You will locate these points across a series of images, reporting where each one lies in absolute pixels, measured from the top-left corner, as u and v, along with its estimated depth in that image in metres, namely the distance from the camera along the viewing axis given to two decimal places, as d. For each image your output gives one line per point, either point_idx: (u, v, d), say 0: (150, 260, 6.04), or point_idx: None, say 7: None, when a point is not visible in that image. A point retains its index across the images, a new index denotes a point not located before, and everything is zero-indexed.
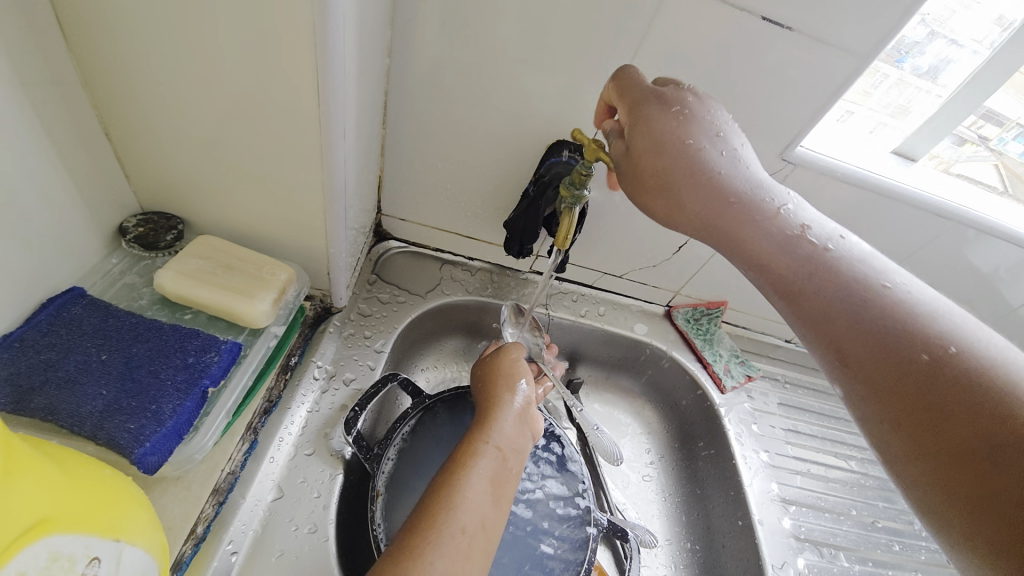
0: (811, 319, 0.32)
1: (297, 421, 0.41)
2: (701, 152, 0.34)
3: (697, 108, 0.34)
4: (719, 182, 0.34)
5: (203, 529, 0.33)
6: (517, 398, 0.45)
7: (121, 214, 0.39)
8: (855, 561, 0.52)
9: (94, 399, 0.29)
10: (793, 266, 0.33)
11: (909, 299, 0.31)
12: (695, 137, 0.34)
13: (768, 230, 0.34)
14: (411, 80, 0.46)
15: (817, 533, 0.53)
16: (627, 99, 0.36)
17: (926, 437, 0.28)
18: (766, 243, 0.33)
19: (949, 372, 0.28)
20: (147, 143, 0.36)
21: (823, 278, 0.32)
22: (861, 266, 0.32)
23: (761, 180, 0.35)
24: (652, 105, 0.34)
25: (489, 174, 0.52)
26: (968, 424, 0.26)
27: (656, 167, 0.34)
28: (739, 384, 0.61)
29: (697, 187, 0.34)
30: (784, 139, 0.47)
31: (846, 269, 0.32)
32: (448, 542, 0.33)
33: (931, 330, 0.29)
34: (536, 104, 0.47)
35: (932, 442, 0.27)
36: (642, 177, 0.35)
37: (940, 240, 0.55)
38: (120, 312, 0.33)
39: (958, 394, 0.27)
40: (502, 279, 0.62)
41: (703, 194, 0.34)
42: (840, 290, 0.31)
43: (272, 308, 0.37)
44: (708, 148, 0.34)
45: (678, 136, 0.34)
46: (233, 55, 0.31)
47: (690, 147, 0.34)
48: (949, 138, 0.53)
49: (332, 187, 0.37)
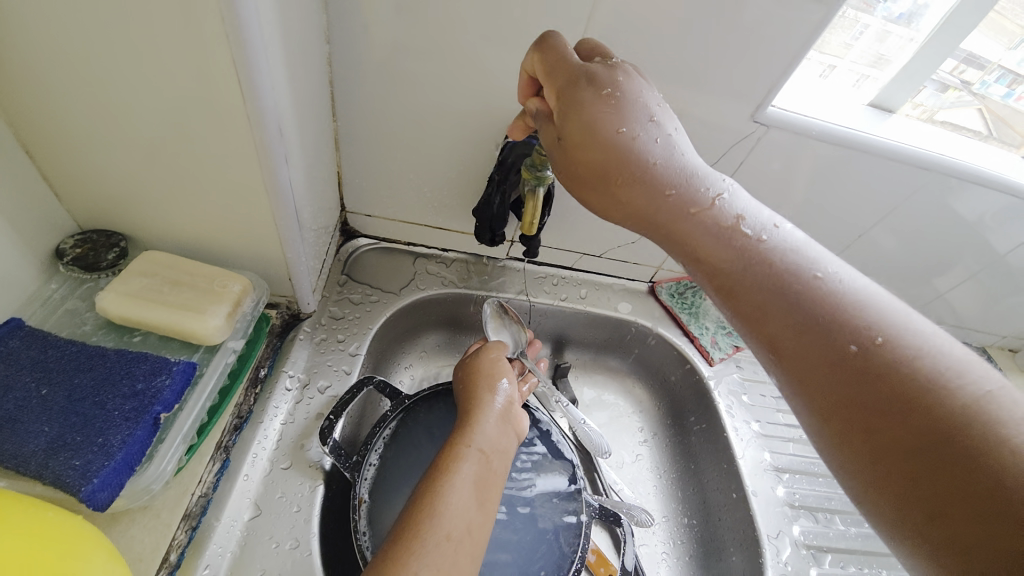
0: (747, 314, 0.31)
1: (271, 434, 0.40)
2: (633, 139, 0.31)
3: (629, 89, 0.31)
4: (652, 175, 0.31)
5: (177, 556, 0.32)
6: (497, 397, 0.44)
7: (57, 235, 0.37)
8: (851, 524, 0.52)
9: (36, 437, 0.27)
10: (729, 258, 0.31)
11: (840, 291, 0.29)
12: (627, 125, 0.31)
13: (699, 225, 0.32)
14: (358, 68, 0.43)
15: (811, 499, 0.52)
16: (552, 83, 0.32)
17: (860, 429, 0.26)
18: (702, 236, 0.31)
19: (874, 364, 0.26)
20: (73, 159, 0.34)
21: (761, 275, 0.30)
22: (790, 259, 0.30)
23: (697, 168, 0.32)
24: (583, 87, 0.31)
25: (452, 162, 0.50)
26: (896, 413, 0.25)
27: (592, 159, 0.31)
28: (727, 355, 0.60)
29: (631, 181, 0.32)
30: (755, 101, 0.45)
31: (779, 258, 0.30)
32: (432, 550, 0.32)
33: (862, 318, 0.28)
34: (493, 84, 0.44)
35: (865, 433, 0.26)
36: (578, 170, 0.32)
37: (923, 193, 0.53)
38: (60, 342, 0.31)
39: (884, 382, 0.26)
40: (479, 268, 0.60)
41: (639, 190, 0.31)
42: (777, 290, 0.29)
43: (228, 321, 0.36)
44: (640, 134, 0.31)
45: (608, 125, 0.31)
46: (142, 54, 0.28)
47: (620, 137, 0.31)
48: (931, 85, 0.51)
49: (278, 190, 0.35)
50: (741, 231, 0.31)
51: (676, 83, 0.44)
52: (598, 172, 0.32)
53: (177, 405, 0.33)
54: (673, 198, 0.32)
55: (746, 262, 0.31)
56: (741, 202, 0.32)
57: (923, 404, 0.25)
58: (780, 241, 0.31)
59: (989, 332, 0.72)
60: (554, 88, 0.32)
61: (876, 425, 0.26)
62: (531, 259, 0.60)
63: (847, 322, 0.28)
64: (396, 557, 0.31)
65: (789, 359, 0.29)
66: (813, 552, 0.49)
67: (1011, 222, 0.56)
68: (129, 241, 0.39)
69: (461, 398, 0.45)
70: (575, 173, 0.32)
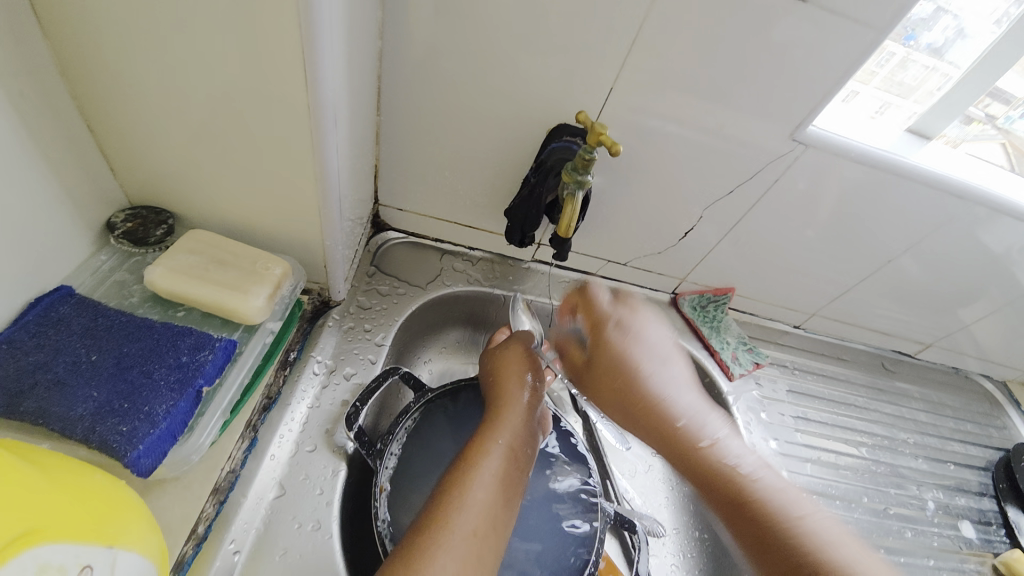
0: (703, 483, 0.43)
1: (298, 417, 0.40)
2: (641, 372, 0.48)
3: (640, 344, 0.49)
4: (644, 381, 0.48)
5: (204, 529, 0.33)
6: (525, 394, 0.45)
7: (109, 209, 0.38)
8: None
9: (85, 401, 0.28)
10: (704, 456, 0.44)
11: (754, 466, 0.43)
12: (644, 364, 0.48)
13: (690, 448, 0.44)
14: (405, 64, 0.44)
15: None
16: (589, 312, 0.51)
17: (748, 533, 0.39)
18: (684, 434, 0.45)
19: (766, 510, 0.39)
20: (132, 136, 0.35)
21: (715, 466, 0.43)
22: (734, 459, 0.43)
23: (693, 414, 0.47)
24: (609, 329, 0.50)
25: (488, 162, 0.51)
26: (772, 546, 0.38)
27: (609, 364, 0.48)
28: (747, 372, 0.60)
29: (633, 381, 0.48)
30: (795, 120, 0.45)
31: (732, 458, 0.43)
32: (457, 543, 0.33)
33: (773, 492, 0.40)
34: (536, 88, 0.45)
35: (751, 533, 0.39)
36: (600, 377, 0.49)
37: (957, 221, 0.53)
38: (109, 311, 0.32)
39: (763, 515, 0.39)
40: (505, 268, 0.60)
41: (637, 400, 0.47)
42: (719, 462, 0.43)
43: (268, 303, 0.36)
44: (652, 375, 0.48)
45: (629, 356, 0.48)
46: (213, 38, 0.29)
47: (631, 363, 0.48)
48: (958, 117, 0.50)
49: (325, 178, 0.36)
50: (714, 454, 0.44)
51: (718, 96, 0.44)
52: (613, 370, 0.48)
53: (215, 380, 0.34)
54: (681, 428, 0.45)
55: (711, 450, 0.44)
56: (732, 448, 0.44)
57: (790, 542, 0.37)
58: (745, 467, 0.42)
59: (1012, 367, 0.72)
60: (589, 319, 0.51)
61: (764, 553, 0.38)
62: (557, 262, 0.60)
63: (755, 488, 0.41)
64: (420, 549, 0.33)
65: (722, 505, 0.42)
66: None
67: None
68: (175, 219, 0.40)
69: (489, 391, 0.46)
70: (597, 389, 0.49)
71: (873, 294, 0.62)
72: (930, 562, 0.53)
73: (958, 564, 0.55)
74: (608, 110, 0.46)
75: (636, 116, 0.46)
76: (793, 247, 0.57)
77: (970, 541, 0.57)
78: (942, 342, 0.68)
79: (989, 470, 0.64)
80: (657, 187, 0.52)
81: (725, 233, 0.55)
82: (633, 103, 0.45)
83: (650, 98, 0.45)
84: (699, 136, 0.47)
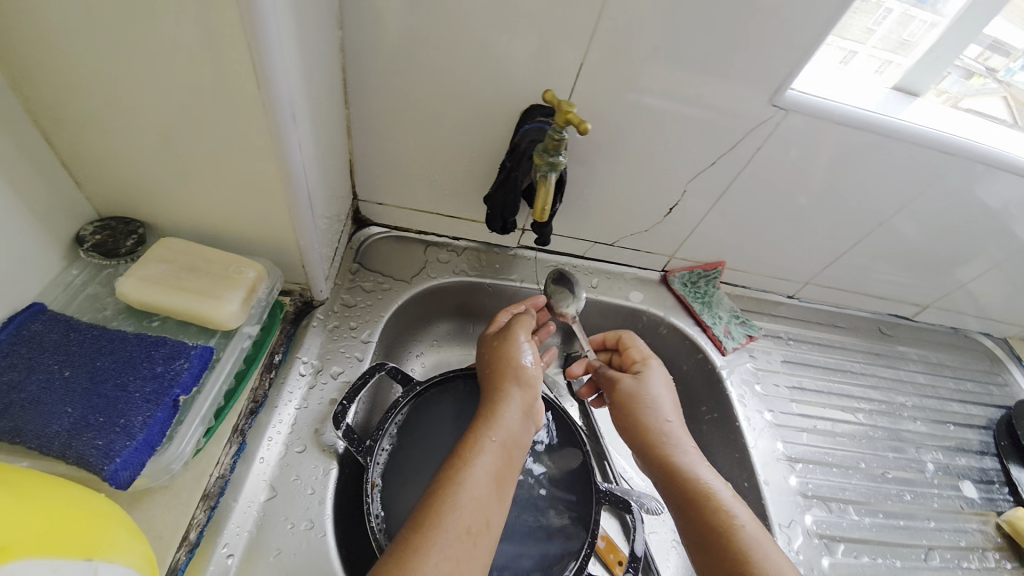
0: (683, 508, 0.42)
1: (286, 419, 0.40)
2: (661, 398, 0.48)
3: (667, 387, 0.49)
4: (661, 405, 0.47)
5: (197, 535, 0.33)
6: (522, 388, 0.44)
7: (77, 222, 0.38)
8: (865, 514, 0.52)
9: (60, 418, 0.28)
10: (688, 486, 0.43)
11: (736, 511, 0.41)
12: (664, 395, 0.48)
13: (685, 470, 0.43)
14: (369, 54, 0.43)
15: (824, 489, 0.52)
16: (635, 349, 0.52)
17: None
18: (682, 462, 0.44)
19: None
20: (93, 147, 0.34)
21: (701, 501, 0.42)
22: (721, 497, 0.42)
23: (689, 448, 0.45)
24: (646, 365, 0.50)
25: (464, 149, 0.50)
26: None
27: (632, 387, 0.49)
28: (740, 345, 0.60)
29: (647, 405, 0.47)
30: (773, 84, 0.44)
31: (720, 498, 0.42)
32: (448, 541, 0.34)
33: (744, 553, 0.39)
34: (505, 69, 0.44)
35: None
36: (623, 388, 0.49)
37: (949, 178, 0.51)
38: (80, 326, 0.32)
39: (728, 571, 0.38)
40: (490, 257, 0.60)
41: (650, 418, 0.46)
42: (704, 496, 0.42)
43: (242, 307, 0.36)
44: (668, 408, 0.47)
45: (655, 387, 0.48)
46: (159, 39, 0.28)
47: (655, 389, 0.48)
48: (954, 72, 0.50)
49: (292, 177, 0.35)
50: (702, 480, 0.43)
51: (692, 65, 0.43)
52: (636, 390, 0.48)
53: (194, 387, 0.34)
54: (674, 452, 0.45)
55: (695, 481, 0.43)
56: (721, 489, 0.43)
57: None
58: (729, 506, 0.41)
59: (1012, 323, 0.71)
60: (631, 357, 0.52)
61: None
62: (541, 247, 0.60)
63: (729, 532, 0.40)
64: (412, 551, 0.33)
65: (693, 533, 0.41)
66: (826, 542, 0.48)
67: None
68: (146, 227, 0.40)
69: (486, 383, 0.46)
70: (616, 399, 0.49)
71: (866, 259, 0.61)
72: (931, 524, 0.53)
73: (960, 523, 0.55)
74: (581, 86, 0.45)
75: (611, 92, 0.45)
76: (782, 216, 0.56)
77: (973, 501, 0.57)
78: (940, 302, 0.67)
79: (991, 429, 0.64)
80: (638, 164, 0.50)
81: (711, 206, 0.54)
82: (606, 77, 0.44)
83: (624, 71, 0.43)
84: (677, 107, 0.46)
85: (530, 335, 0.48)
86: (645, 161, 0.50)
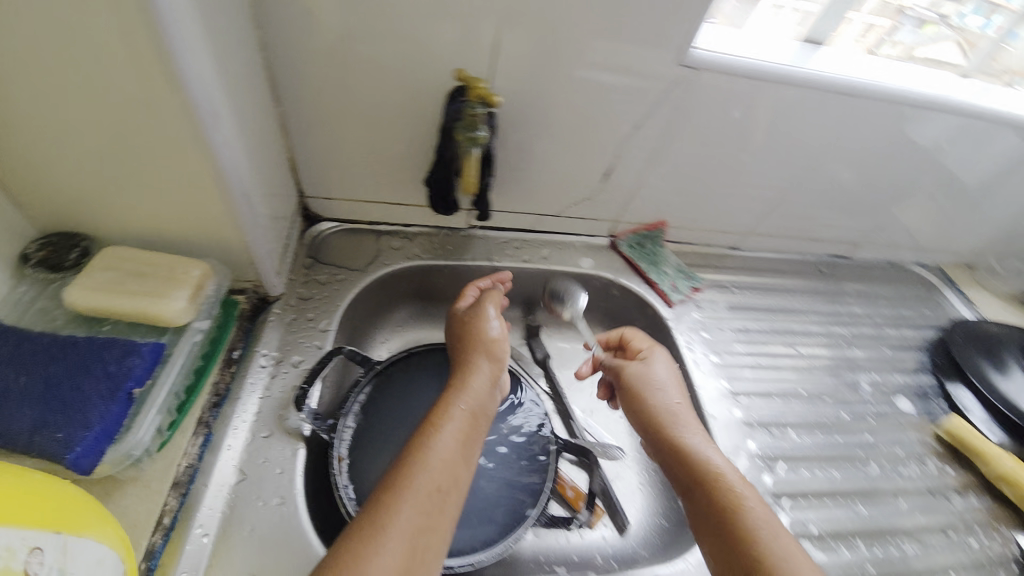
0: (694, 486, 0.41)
1: (250, 408, 0.42)
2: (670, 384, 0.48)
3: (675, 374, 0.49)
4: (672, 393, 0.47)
5: (171, 520, 0.35)
6: (491, 361, 0.47)
7: (20, 241, 0.39)
8: (806, 434, 0.56)
9: (20, 419, 0.30)
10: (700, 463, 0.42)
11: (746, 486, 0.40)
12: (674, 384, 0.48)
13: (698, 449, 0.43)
14: (291, 51, 0.44)
15: (767, 416, 0.56)
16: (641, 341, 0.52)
17: None
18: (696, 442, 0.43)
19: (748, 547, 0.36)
20: (22, 165, 0.35)
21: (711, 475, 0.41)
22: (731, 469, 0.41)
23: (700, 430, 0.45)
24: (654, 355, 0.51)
25: (399, 136, 0.52)
26: None
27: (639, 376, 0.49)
28: (686, 298, 0.63)
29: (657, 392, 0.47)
30: (679, 44, 0.46)
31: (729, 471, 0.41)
32: (414, 496, 0.36)
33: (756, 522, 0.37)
34: (424, 54, 0.45)
35: None
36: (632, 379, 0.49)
37: (859, 117, 0.55)
38: (32, 335, 0.33)
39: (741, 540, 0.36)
40: (443, 240, 0.62)
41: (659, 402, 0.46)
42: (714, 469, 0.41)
43: (190, 304, 0.38)
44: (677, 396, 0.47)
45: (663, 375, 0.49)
46: (66, 51, 0.29)
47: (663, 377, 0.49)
48: (909, 21, 0.56)
49: (222, 174, 0.37)
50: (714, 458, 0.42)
51: (600, 32, 0.45)
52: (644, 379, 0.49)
53: (149, 381, 0.36)
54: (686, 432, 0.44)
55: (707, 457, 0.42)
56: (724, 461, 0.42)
57: None
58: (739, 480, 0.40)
59: (944, 251, 0.75)
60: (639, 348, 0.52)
61: None
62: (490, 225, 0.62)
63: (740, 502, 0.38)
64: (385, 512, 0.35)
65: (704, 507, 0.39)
66: (768, 462, 0.52)
67: (945, 137, 0.58)
68: (91, 239, 0.41)
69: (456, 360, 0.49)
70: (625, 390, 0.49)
71: (797, 204, 0.64)
72: (870, 438, 0.58)
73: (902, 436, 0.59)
74: (500, 63, 0.47)
75: (529, 65, 0.47)
76: (712, 170, 0.59)
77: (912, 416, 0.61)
78: (873, 238, 0.71)
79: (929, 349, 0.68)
80: (567, 133, 0.53)
81: (643, 168, 0.57)
82: (521, 52, 0.46)
83: (536, 45, 0.46)
84: (593, 75, 0.48)
85: (496, 312, 0.51)
86: (573, 130, 0.52)
